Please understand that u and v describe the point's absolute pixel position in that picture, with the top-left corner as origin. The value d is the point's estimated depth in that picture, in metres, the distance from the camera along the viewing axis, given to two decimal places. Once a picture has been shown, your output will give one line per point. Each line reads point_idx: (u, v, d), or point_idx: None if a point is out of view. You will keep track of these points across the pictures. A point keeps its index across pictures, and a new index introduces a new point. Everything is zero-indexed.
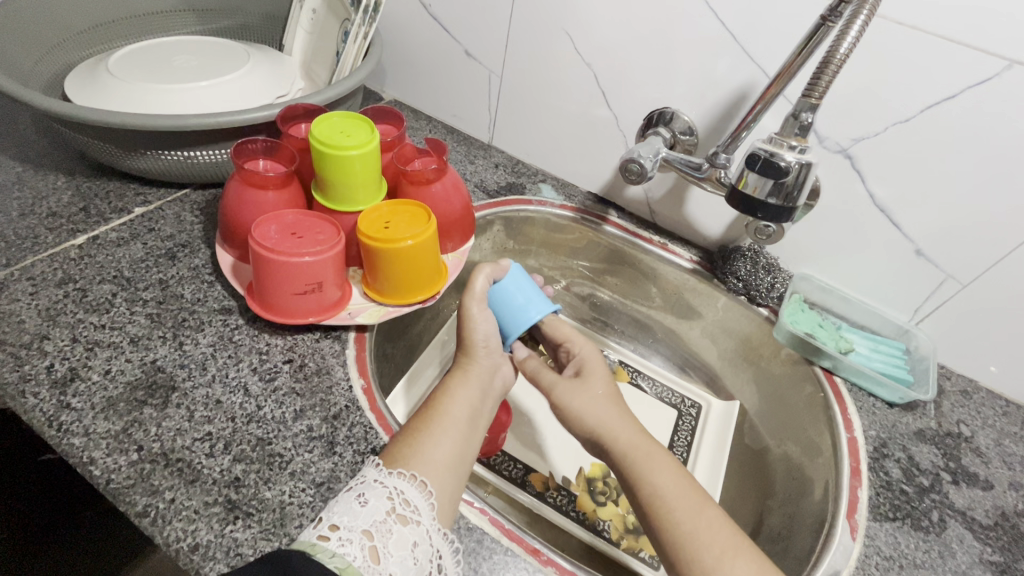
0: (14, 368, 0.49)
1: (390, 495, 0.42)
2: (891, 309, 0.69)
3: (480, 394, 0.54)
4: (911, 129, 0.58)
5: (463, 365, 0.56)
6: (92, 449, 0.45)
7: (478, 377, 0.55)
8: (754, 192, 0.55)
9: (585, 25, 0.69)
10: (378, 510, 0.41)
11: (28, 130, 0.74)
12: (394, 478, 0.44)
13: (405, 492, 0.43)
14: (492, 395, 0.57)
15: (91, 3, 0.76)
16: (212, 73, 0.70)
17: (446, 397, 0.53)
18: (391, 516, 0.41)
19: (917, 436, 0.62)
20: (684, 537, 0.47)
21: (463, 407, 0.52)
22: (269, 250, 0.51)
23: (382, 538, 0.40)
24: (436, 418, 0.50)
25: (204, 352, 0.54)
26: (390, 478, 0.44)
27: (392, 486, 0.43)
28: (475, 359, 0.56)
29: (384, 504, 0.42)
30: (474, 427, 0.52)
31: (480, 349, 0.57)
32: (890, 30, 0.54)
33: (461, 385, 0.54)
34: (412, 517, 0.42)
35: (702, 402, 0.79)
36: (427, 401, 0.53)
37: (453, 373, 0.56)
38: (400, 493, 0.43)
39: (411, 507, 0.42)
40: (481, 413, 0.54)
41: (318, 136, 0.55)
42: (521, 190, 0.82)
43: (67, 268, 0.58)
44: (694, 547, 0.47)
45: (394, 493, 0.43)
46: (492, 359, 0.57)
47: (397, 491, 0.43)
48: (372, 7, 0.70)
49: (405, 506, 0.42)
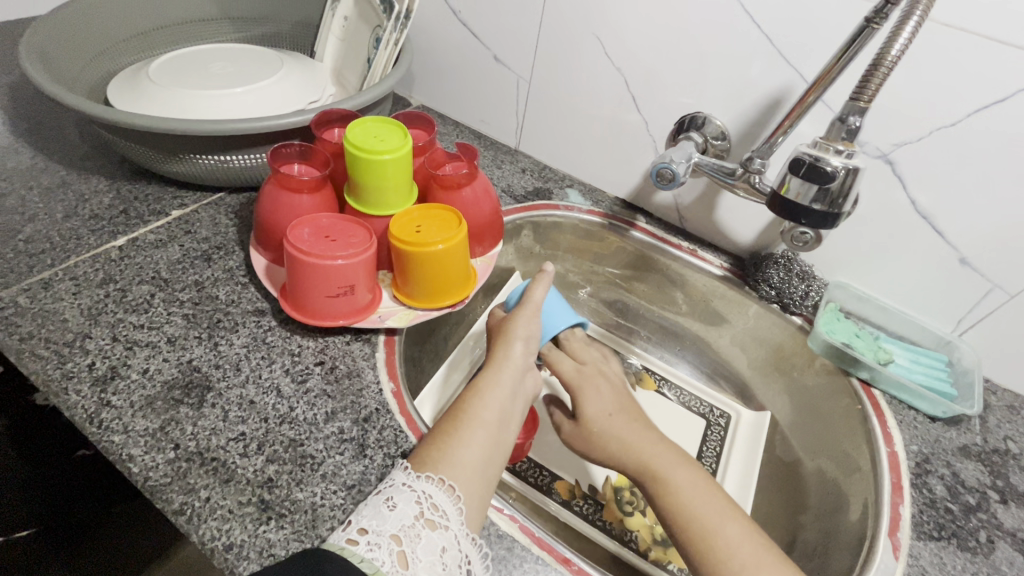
0: (58, 365, 0.51)
1: (419, 499, 0.43)
2: (932, 319, 0.67)
3: (511, 394, 0.53)
4: (957, 133, 0.56)
5: (496, 365, 0.55)
6: (131, 446, 0.46)
7: (509, 377, 0.54)
8: (797, 198, 0.53)
9: (616, 30, 0.69)
10: (406, 515, 0.41)
11: (72, 135, 0.77)
12: (422, 483, 0.44)
13: (432, 496, 0.43)
14: (524, 395, 0.55)
15: (134, 13, 0.79)
16: (248, 79, 0.71)
17: (476, 398, 0.52)
18: (419, 521, 0.41)
19: (961, 452, 0.59)
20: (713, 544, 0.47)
21: (493, 409, 0.51)
22: (303, 252, 0.52)
23: (411, 542, 0.40)
24: (465, 420, 0.50)
25: (238, 353, 0.54)
26: (418, 483, 0.44)
27: (420, 490, 0.43)
28: (510, 360, 0.55)
29: (412, 508, 0.42)
30: (504, 430, 0.51)
31: (514, 349, 0.56)
32: (938, 31, 0.53)
33: (491, 387, 0.53)
34: (440, 522, 0.42)
35: (731, 412, 0.77)
36: (457, 401, 0.52)
37: (484, 372, 0.55)
38: (428, 497, 0.43)
39: (440, 511, 0.42)
40: (511, 415, 0.53)
41: (353, 140, 0.55)
42: (548, 195, 0.82)
43: (108, 268, 0.60)
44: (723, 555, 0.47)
45: (421, 497, 0.43)
46: (525, 359, 0.56)
47: (425, 495, 0.43)
48: (404, 14, 0.70)
49: (434, 511, 0.42)
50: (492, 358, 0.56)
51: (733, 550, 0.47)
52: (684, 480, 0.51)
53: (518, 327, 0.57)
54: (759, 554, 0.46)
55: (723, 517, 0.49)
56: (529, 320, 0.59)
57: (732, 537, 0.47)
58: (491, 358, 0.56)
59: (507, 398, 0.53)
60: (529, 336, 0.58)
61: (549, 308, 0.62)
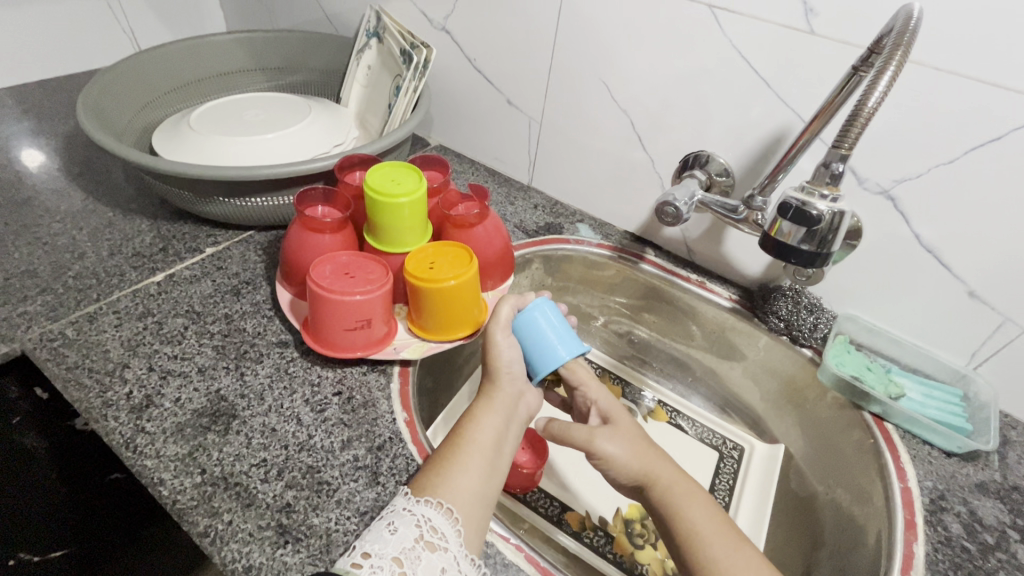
0: (99, 394, 0.55)
1: (418, 523, 0.45)
2: (946, 352, 0.66)
3: (505, 419, 0.55)
4: (956, 170, 0.57)
5: (487, 392, 0.57)
6: (162, 470, 0.50)
7: (501, 404, 0.56)
8: (788, 238, 0.55)
9: (622, 75, 0.73)
10: (406, 537, 0.43)
11: (120, 179, 0.84)
12: (421, 506, 0.46)
13: (431, 519, 0.45)
14: (519, 419, 0.57)
15: (177, 68, 0.87)
16: (279, 126, 0.77)
17: (471, 422, 0.54)
18: (419, 543, 0.43)
19: (979, 489, 0.58)
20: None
21: (487, 433, 0.53)
22: (323, 288, 0.55)
23: (411, 564, 0.42)
24: (462, 444, 0.52)
25: (262, 383, 0.58)
26: (417, 506, 0.46)
27: (419, 513, 0.45)
28: (500, 386, 0.57)
29: (412, 531, 0.44)
30: (499, 452, 0.53)
31: (503, 376, 0.57)
32: (927, 74, 0.55)
33: (486, 413, 0.55)
34: (439, 544, 0.44)
35: (745, 444, 0.78)
36: (454, 426, 0.54)
37: (479, 400, 0.57)
38: (428, 520, 0.45)
39: (439, 534, 0.44)
40: (506, 440, 0.55)
41: (372, 184, 0.60)
42: (559, 229, 0.85)
43: (147, 302, 0.65)
44: None
45: (421, 520, 0.45)
46: (515, 385, 0.58)
47: (424, 519, 0.45)
48: (422, 64, 0.76)
49: (433, 533, 0.44)
50: (483, 387, 0.58)
51: None
52: (693, 510, 0.52)
53: (500, 354, 0.58)
54: None
55: (728, 544, 0.49)
56: (511, 344, 0.59)
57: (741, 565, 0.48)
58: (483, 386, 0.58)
59: (500, 422, 0.55)
60: (514, 363, 0.58)
61: (550, 335, 0.58)
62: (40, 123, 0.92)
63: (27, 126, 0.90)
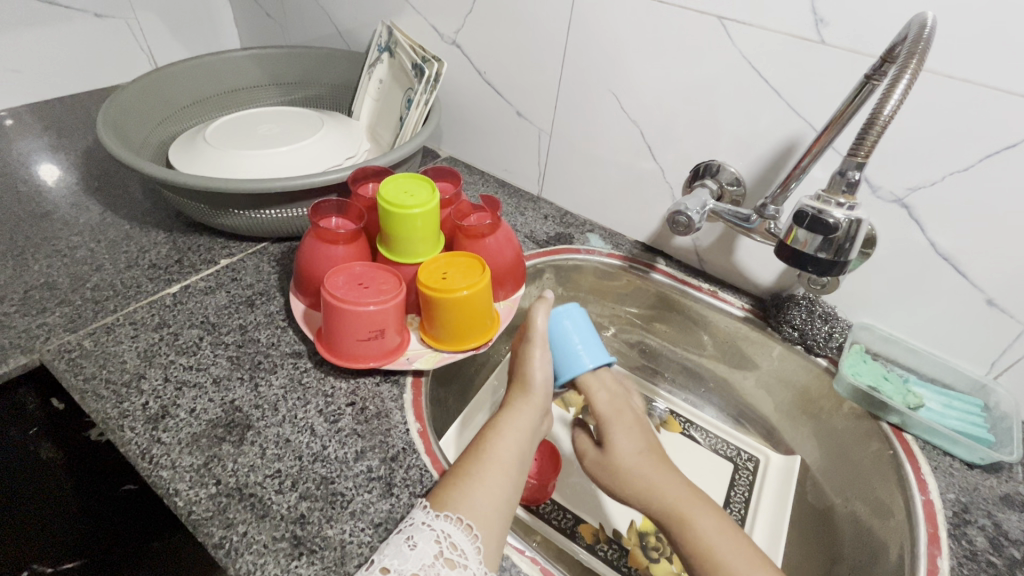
0: (115, 404, 0.55)
1: (438, 538, 0.44)
2: (964, 361, 0.65)
3: (529, 437, 0.56)
4: (970, 177, 0.57)
5: (513, 407, 0.58)
6: (178, 481, 0.50)
7: (526, 419, 0.56)
8: (803, 246, 0.55)
9: (632, 86, 0.73)
10: (426, 554, 0.43)
11: (137, 193, 0.85)
12: (441, 521, 0.46)
13: (450, 535, 0.45)
14: (538, 436, 0.58)
15: (195, 83, 0.89)
16: (292, 139, 0.78)
17: (495, 437, 0.54)
18: (439, 560, 0.43)
19: (1003, 502, 0.57)
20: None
21: (510, 448, 0.53)
22: (337, 299, 0.56)
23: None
24: (484, 459, 0.51)
25: (276, 393, 0.58)
26: (437, 521, 0.45)
27: (439, 529, 0.45)
28: (529, 402, 0.57)
29: (432, 547, 0.44)
30: (518, 470, 0.53)
31: (535, 393, 0.58)
32: (939, 82, 0.55)
33: (508, 427, 0.55)
34: (459, 561, 0.43)
35: (759, 455, 0.76)
36: (476, 439, 0.54)
37: (501, 415, 0.57)
38: (447, 536, 0.45)
39: (458, 551, 0.44)
40: (527, 457, 0.55)
41: (384, 195, 0.60)
42: (570, 239, 0.85)
43: (162, 314, 0.65)
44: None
45: (441, 537, 0.44)
46: (541, 401, 0.58)
47: (444, 534, 0.45)
48: (433, 77, 0.77)
49: (452, 549, 0.44)
50: (507, 404, 0.58)
51: None
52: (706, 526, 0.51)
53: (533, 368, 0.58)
54: None
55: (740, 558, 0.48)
56: (544, 358, 0.59)
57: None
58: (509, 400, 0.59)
59: (525, 436, 0.55)
60: (545, 379, 0.59)
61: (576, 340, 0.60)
62: (60, 139, 0.94)
63: (46, 142, 0.92)
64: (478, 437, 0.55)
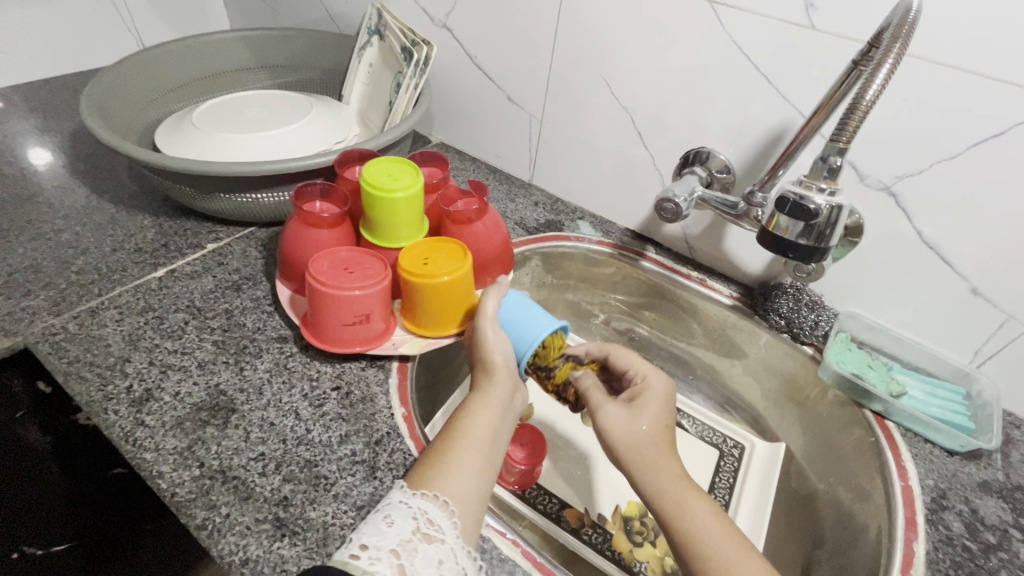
0: (100, 387, 0.55)
1: (415, 515, 0.44)
2: (948, 350, 0.66)
3: (501, 414, 0.54)
4: (957, 165, 0.57)
5: (483, 386, 0.56)
6: (161, 463, 0.50)
7: (498, 397, 0.55)
8: (785, 233, 0.55)
9: (622, 71, 0.72)
10: (403, 530, 0.43)
11: (123, 176, 0.84)
12: (417, 499, 0.45)
13: (428, 512, 0.45)
14: (513, 411, 0.56)
15: (183, 65, 0.88)
16: (281, 123, 0.78)
17: (467, 416, 0.53)
18: (416, 536, 0.43)
19: (981, 488, 0.58)
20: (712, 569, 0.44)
21: (484, 429, 0.52)
22: (322, 283, 0.56)
23: (409, 556, 0.41)
24: (457, 439, 0.51)
25: (261, 377, 0.58)
26: (414, 499, 0.45)
27: (416, 506, 0.45)
28: (494, 381, 0.56)
29: (409, 523, 0.43)
30: (495, 448, 0.52)
31: (498, 370, 0.56)
32: (927, 69, 0.54)
33: (481, 405, 0.54)
34: (437, 536, 0.43)
35: (745, 442, 0.77)
36: (450, 418, 0.54)
37: (473, 393, 0.56)
38: (425, 513, 0.44)
39: (435, 526, 0.44)
40: (502, 434, 0.54)
41: (368, 178, 0.60)
42: (560, 227, 0.84)
43: (148, 298, 0.65)
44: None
45: (418, 513, 0.44)
46: (511, 379, 0.57)
47: (421, 512, 0.45)
48: (423, 61, 0.76)
49: (429, 525, 0.44)
50: (478, 383, 0.57)
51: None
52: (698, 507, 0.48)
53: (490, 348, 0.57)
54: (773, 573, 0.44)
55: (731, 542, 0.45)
56: (499, 338, 0.57)
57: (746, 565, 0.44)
58: (479, 378, 0.57)
59: (498, 409, 0.54)
60: (506, 358, 0.57)
61: (525, 319, 0.58)
62: (46, 121, 0.92)
63: (32, 124, 0.91)
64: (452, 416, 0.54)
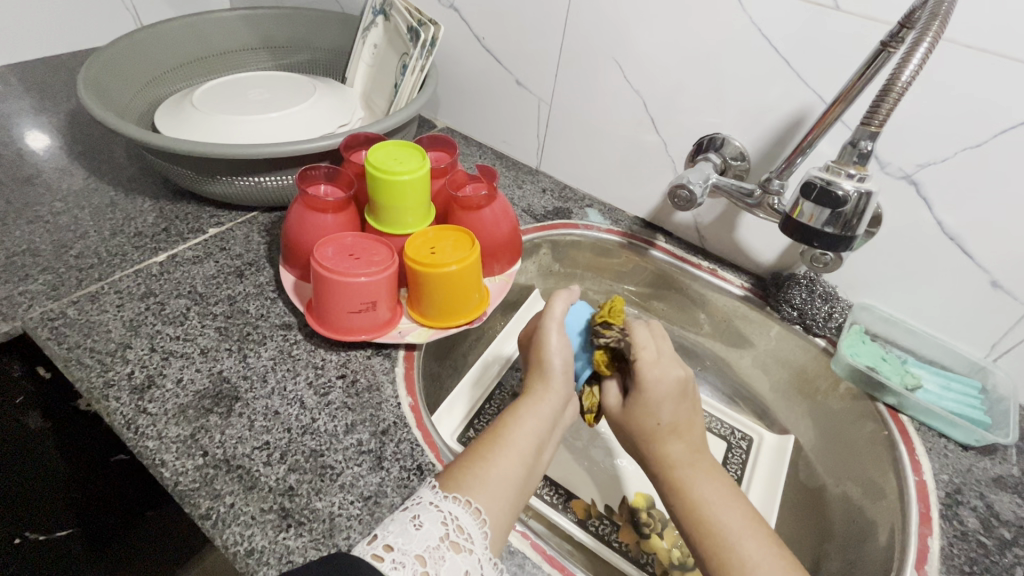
0: (101, 373, 0.54)
1: (445, 520, 0.43)
2: (964, 343, 0.65)
3: (549, 426, 0.53)
4: (983, 154, 0.55)
5: (536, 391, 0.54)
6: (164, 452, 0.49)
7: (550, 406, 0.53)
8: (810, 221, 0.53)
9: (636, 54, 0.70)
10: (431, 535, 0.41)
11: (122, 158, 0.82)
12: (449, 503, 0.44)
13: (458, 517, 0.43)
14: (560, 426, 0.55)
15: (182, 44, 0.85)
16: (283, 105, 0.75)
17: (514, 422, 0.51)
18: (444, 543, 0.41)
19: (996, 483, 0.57)
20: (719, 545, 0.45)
21: (530, 435, 0.51)
22: (327, 269, 0.54)
23: (434, 564, 0.40)
24: (500, 446, 0.49)
25: (265, 365, 0.57)
26: (445, 503, 0.44)
27: (447, 510, 0.43)
28: (550, 388, 0.54)
29: (438, 528, 0.42)
30: (537, 456, 0.51)
31: (556, 379, 0.55)
32: (959, 53, 0.52)
33: (531, 413, 0.52)
34: (465, 545, 0.42)
35: (753, 434, 0.75)
36: (493, 423, 0.52)
37: (525, 398, 0.54)
38: (455, 519, 0.43)
39: (465, 534, 0.42)
40: (544, 446, 0.52)
41: (373, 162, 0.58)
42: (568, 214, 0.83)
43: (149, 283, 0.64)
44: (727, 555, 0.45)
45: (448, 519, 0.43)
46: (566, 390, 0.55)
47: (451, 516, 0.43)
48: (429, 41, 0.74)
49: (458, 533, 0.42)
50: (529, 386, 0.55)
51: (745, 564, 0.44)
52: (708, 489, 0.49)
53: (553, 358, 0.55)
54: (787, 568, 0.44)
55: (741, 529, 0.46)
56: (563, 345, 0.55)
57: (752, 553, 0.45)
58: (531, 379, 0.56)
59: (546, 412, 0.53)
60: (564, 365, 0.55)
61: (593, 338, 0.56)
62: (42, 102, 0.90)
63: (28, 105, 0.89)
64: (496, 421, 0.53)
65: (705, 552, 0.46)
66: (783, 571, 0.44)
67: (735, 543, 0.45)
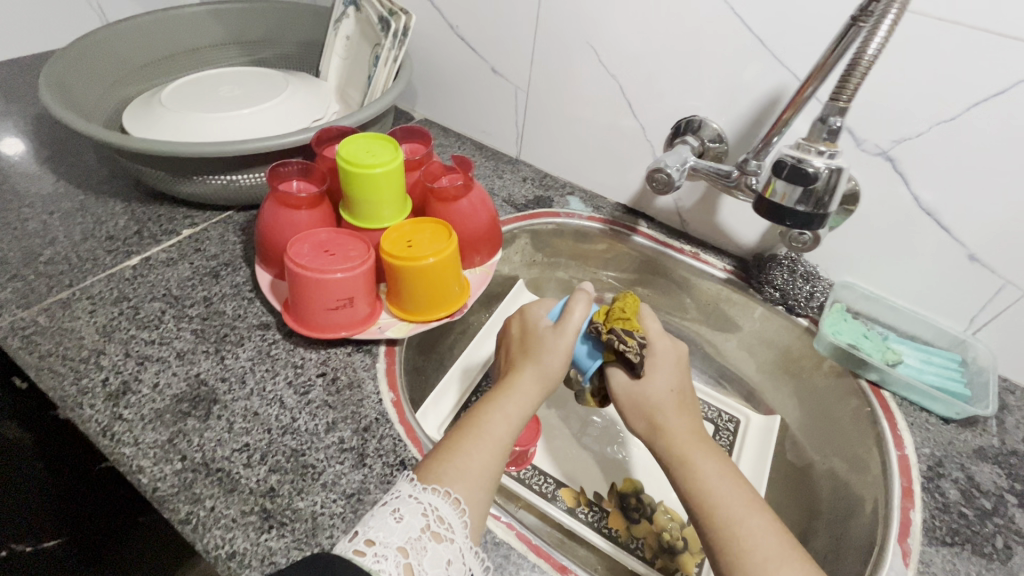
0: (74, 381, 0.53)
1: (425, 511, 0.42)
2: (944, 318, 0.65)
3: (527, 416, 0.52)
4: (956, 129, 0.55)
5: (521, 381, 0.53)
6: (141, 458, 0.48)
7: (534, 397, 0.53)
8: (782, 200, 0.53)
9: (610, 37, 0.69)
10: (413, 527, 0.41)
11: (91, 160, 0.80)
12: (427, 494, 0.43)
13: (437, 508, 0.43)
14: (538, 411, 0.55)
15: (149, 41, 0.83)
16: (253, 101, 0.74)
17: (495, 412, 0.50)
18: (426, 533, 0.41)
19: (977, 454, 0.58)
20: (731, 524, 0.45)
21: (508, 425, 0.50)
22: (302, 266, 0.53)
23: (417, 555, 0.40)
24: (477, 436, 0.49)
25: (244, 366, 0.56)
26: (424, 494, 0.43)
27: (426, 502, 0.43)
28: (536, 383, 0.53)
29: (419, 520, 0.42)
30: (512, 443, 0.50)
31: (544, 377, 0.53)
32: (930, 25, 0.52)
33: (509, 402, 0.51)
34: (445, 534, 0.42)
35: (740, 417, 0.75)
36: (472, 411, 0.51)
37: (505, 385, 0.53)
38: (434, 509, 0.43)
39: (445, 524, 0.42)
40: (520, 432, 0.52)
41: (345, 155, 0.57)
42: (549, 203, 0.82)
43: (122, 287, 0.63)
44: (738, 534, 0.44)
45: (428, 510, 0.42)
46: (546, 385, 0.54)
47: (431, 507, 0.43)
48: (401, 31, 0.72)
49: (439, 523, 0.42)
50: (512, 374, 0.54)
51: (756, 542, 0.44)
52: (709, 468, 0.48)
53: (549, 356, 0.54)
54: (786, 544, 0.44)
55: (746, 509, 0.46)
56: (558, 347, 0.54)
57: (758, 529, 0.44)
58: (512, 368, 0.55)
59: (526, 402, 0.52)
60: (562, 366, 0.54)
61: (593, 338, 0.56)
62: (7, 106, 0.88)
63: None
64: (475, 407, 0.52)
65: (709, 529, 0.46)
66: (791, 550, 0.44)
67: (742, 518, 0.45)
